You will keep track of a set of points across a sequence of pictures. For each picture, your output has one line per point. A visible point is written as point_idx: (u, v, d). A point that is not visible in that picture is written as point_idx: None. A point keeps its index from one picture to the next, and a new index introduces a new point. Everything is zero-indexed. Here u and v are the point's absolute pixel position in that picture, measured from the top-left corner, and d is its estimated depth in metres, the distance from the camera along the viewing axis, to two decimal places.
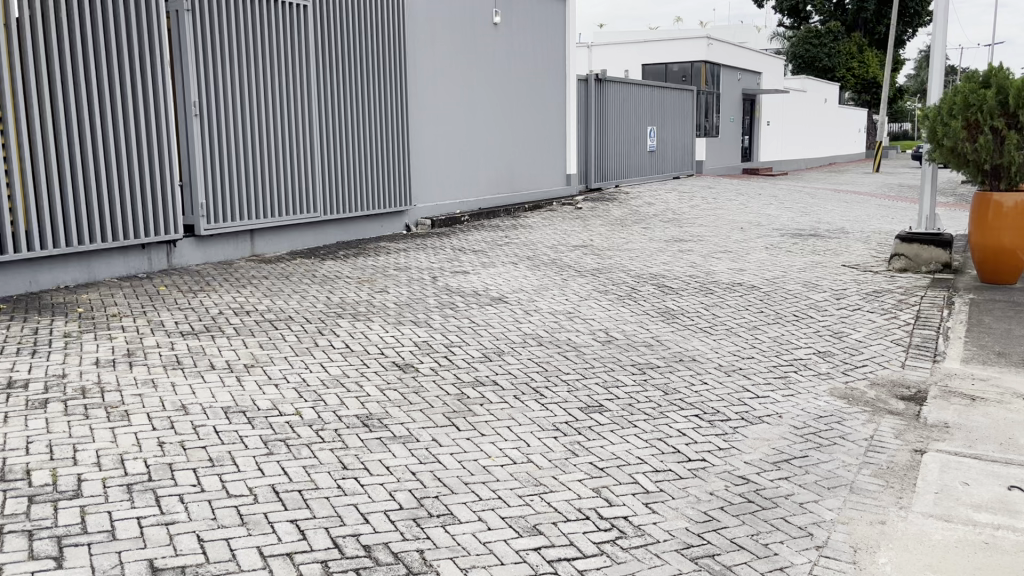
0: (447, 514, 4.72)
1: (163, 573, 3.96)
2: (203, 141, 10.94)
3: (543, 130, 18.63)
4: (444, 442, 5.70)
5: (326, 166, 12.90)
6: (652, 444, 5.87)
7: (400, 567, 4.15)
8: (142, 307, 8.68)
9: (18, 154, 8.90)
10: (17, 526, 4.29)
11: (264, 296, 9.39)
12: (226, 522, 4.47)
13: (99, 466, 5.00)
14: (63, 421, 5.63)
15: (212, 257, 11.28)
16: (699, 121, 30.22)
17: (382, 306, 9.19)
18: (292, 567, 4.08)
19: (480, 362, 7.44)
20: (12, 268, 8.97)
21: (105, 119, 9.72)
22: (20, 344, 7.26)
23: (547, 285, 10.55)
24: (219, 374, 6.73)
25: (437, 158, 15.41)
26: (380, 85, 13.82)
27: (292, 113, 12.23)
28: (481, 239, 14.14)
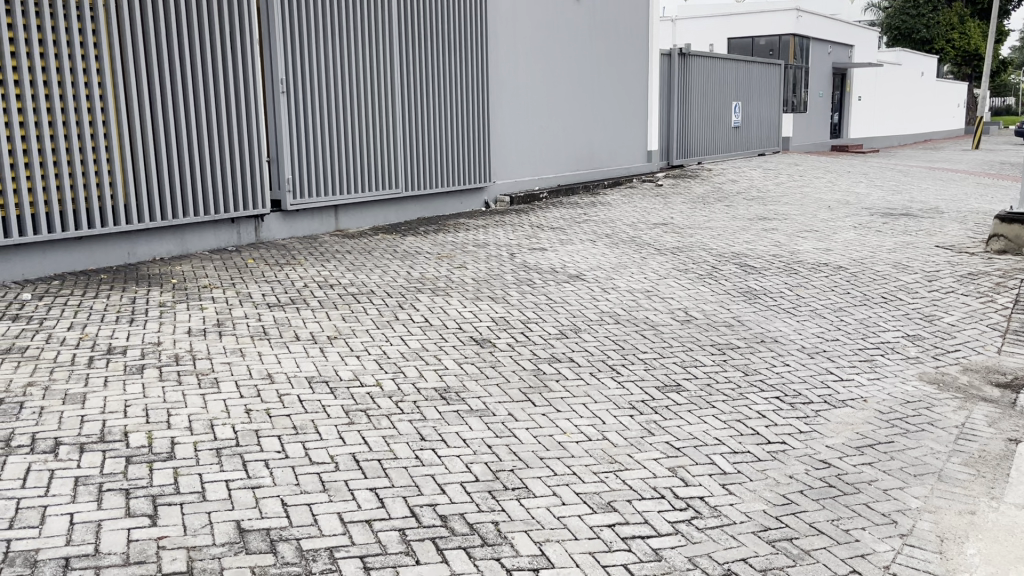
0: (523, 488, 4.76)
1: (250, 535, 4.13)
2: (290, 117, 11.17)
3: (624, 106, 18.42)
4: (520, 417, 5.75)
5: (409, 143, 13.04)
6: (731, 425, 5.79)
7: (475, 538, 4.22)
8: (231, 279, 8.98)
9: (117, 131, 9.33)
10: (116, 485, 4.53)
11: (347, 270, 9.59)
12: (309, 487, 4.62)
13: (191, 431, 5.22)
14: (158, 386, 5.91)
15: (298, 232, 11.58)
16: (786, 97, 29.36)
17: (461, 282, 9.28)
18: (371, 534, 4.19)
19: (556, 338, 7.45)
20: (111, 239, 9.39)
21: (196, 96, 10.06)
22: (119, 313, 7.62)
23: (626, 264, 10.46)
24: (304, 345, 6.93)
25: (517, 134, 15.40)
26: (461, 63, 13.85)
27: (375, 89, 12.38)
28: (560, 216, 14.12)
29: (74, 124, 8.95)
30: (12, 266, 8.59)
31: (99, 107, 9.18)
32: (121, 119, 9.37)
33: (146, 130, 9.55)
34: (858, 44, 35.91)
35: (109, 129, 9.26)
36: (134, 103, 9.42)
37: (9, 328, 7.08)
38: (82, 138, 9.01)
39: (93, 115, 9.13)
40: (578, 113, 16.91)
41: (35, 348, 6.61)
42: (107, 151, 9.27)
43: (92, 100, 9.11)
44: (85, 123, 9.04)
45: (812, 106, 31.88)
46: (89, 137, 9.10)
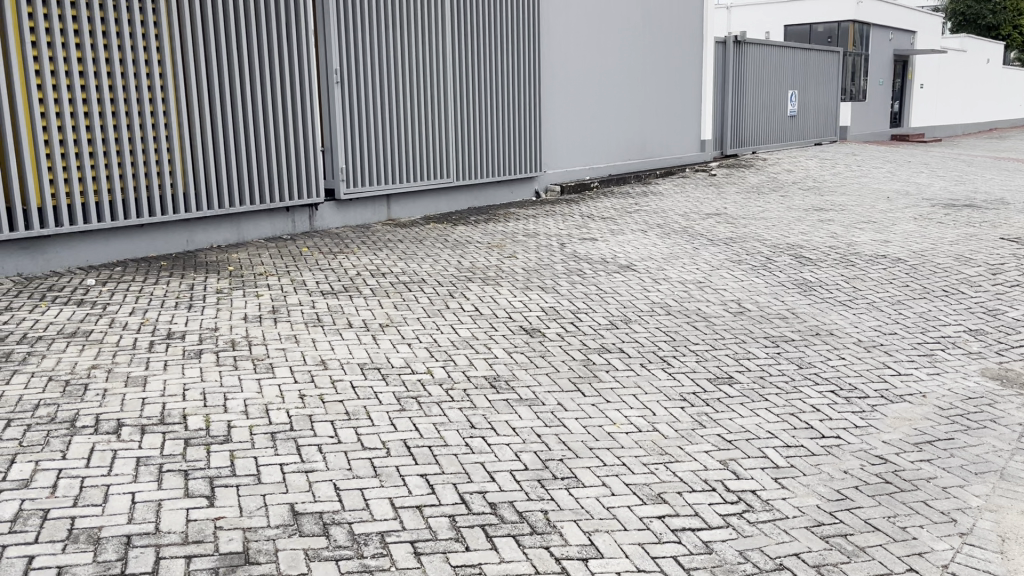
0: (572, 478, 4.76)
1: (303, 518, 4.21)
2: (344, 106, 11.28)
3: (676, 94, 18.19)
4: (570, 407, 5.74)
5: (461, 136, 13.08)
6: (784, 418, 5.70)
7: (524, 526, 4.24)
8: (286, 267, 9.13)
9: (177, 120, 9.57)
10: (175, 466, 4.65)
11: (399, 259, 9.68)
12: (361, 472, 4.68)
13: (247, 415, 5.33)
14: (215, 370, 6.05)
15: (351, 221, 11.72)
16: (844, 85, 28.70)
17: (512, 272, 9.28)
18: (421, 520, 4.24)
19: (607, 329, 7.41)
20: (170, 227, 9.62)
21: (253, 85, 10.22)
22: (178, 299, 7.81)
23: (677, 254, 10.36)
24: (356, 333, 7.02)
25: (569, 125, 15.33)
26: (513, 55, 13.84)
27: (426, 78, 12.44)
28: (611, 206, 14.03)
29: (137, 115, 9.21)
30: (78, 252, 8.87)
31: (160, 98, 9.43)
32: (181, 110, 9.60)
33: (205, 121, 9.78)
34: (920, 30, 34.90)
35: (170, 119, 9.51)
36: (193, 94, 9.65)
37: (75, 312, 7.31)
38: (144, 128, 9.27)
39: (154, 106, 9.39)
40: (631, 105, 16.78)
41: (99, 331, 6.81)
42: (167, 141, 9.51)
43: (153, 91, 9.37)
44: (147, 114, 9.30)
45: (871, 94, 31.12)
46: (151, 127, 9.35)
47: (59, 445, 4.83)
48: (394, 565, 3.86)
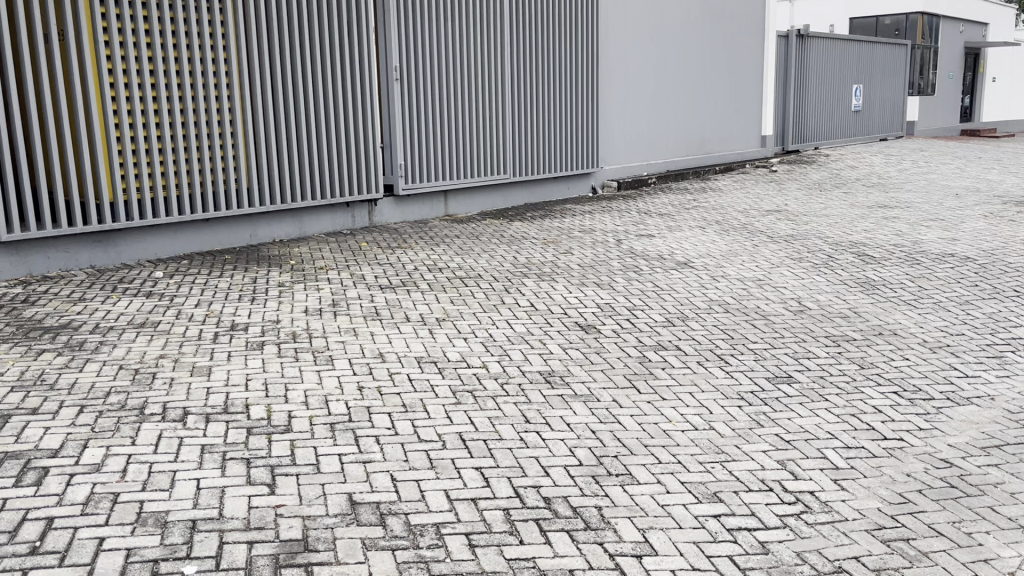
0: (627, 474, 4.75)
1: (360, 507, 4.29)
2: (403, 102, 11.40)
3: (736, 89, 17.92)
4: (625, 403, 5.73)
5: (518, 131, 13.12)
6: (845, 419, 5.59)
7: (579, 522, 4.25)
8: (346, 261, 9.28)
9: (241, 116, 9.79)
10: (237, 454, 4.78)
11: (456, 254, 9.75)
12: (417, 464, 4.75)
13: (307, 406, 5.45)
14: (277, 362, 6.20)
15: (409, 217, 11.85)
16: (912, 79, 27.93)
17: (567, 268, 9.29)
18: (476, 513, 4.28)
19: (663, 326, 7.36)
20: (235, 222, 9.85)
21: (315, 82, 10.39)
22: (242, 291, 8.01)
23: (736, 251, 10.22)
24: (413, 326, 7.10)
25: (626, 121, 15.23)
26: (572, 49, 13.81)
27: (485, 73, 12.49)
28: (669, 202, 13.91)
29: (204, 113, 9.46)
30: (148, 246, 9.15)
31: (226, 96, 9.66)
32: (246, 108, 9.82)
33: (268, 119, 9.98)
34: (993, 21, 33.74)
35: (235, 116, 9.73)
36: (258, 91, 9.86)
37: (144, 303, 7.55)
38: (210, 125, 9.51)
39: (220, 102, 9.62)
40: (689, 101, 16.60)
41: (167, 322, 7.03)
42: (232, 138, 9.74)
43: (219, 88, 9.60)
44: (213, 111, 9.54)
45: (941, 88, 30.20)
46: (216, 124, 9.59)
47: (129, 432, 5.00)
48: (449, 556, 3.91)
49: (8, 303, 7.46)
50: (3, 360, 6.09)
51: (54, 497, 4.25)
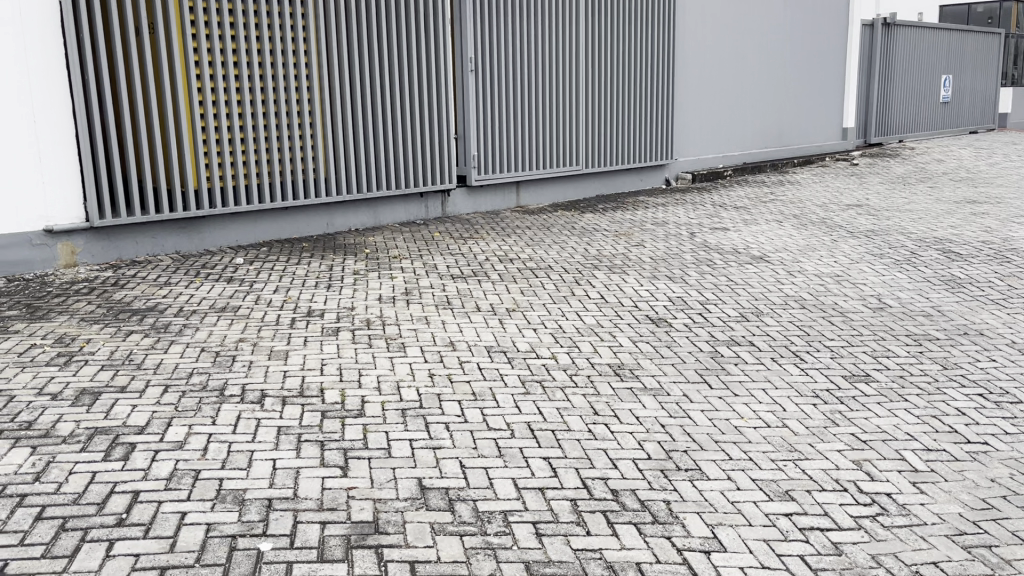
0: (696, 470, 4.70)
1: (430, 492, 4.35)
2: (477, 94, 11.48)
3: (817, 80, 17.45)
4: (696, 398, 5.66)
5: (591, 123, 13.06)
6: (925, 421, 5.42)
7: (646, 515, 4.23)
8: (419, 251, 9.40)
9: (320, 108, 10.00)
10: (312, 436, 4.91)
11: (527, 245, 9.77)
12: (485, 452, 4.79)
13: (379, 391, 5.55)
14: (351, 348, 6.33)
15: (482, 207, 11.93)
16: (1005, 69, 26.74)
17: (639, 260, 9.21)
18: (544, 502, 4.30)
19: (736, 321, 7.24)
20: (312, 211, 10.08)
21: (391, 73, 10.53)
22: (318, 278, 8.19)
23: (814, 246, 9.97)
24: (484, 316, 7.16)
25: (702, 113, 15.00)
26: (648, 39, 13.66)
27: (559, 64, 12.46)
28: (745, 195, 13.66)
29: (284, 104, 9.69)
30: (229, 233, 9.43)
31: (305, 87, 9.87)
32: (325, 105, 10.01)
33: (347, 111, 10.17)
34: None
35: (313, 110, 9.94)
36: (336, 83, 10.05)
37: (225, 288, 7.80)
38: (291, 117, 9.74)
39: (300, 95, 9.85)
40: (768, 92, 16.24)
41: (247, 307, 7.25)
42: (311, 130, 9.95)
43: (299, 80, 9.81)
44: (294, 103, 9.76)
45: None
46: (296, 115, 9.81)
47: (209, 412, 5.18)
48: (516, 544, 3.94)
49: (100, 286, 7.80)
50: (95, 340, 6.37)
51: (140, 472, 4.44)
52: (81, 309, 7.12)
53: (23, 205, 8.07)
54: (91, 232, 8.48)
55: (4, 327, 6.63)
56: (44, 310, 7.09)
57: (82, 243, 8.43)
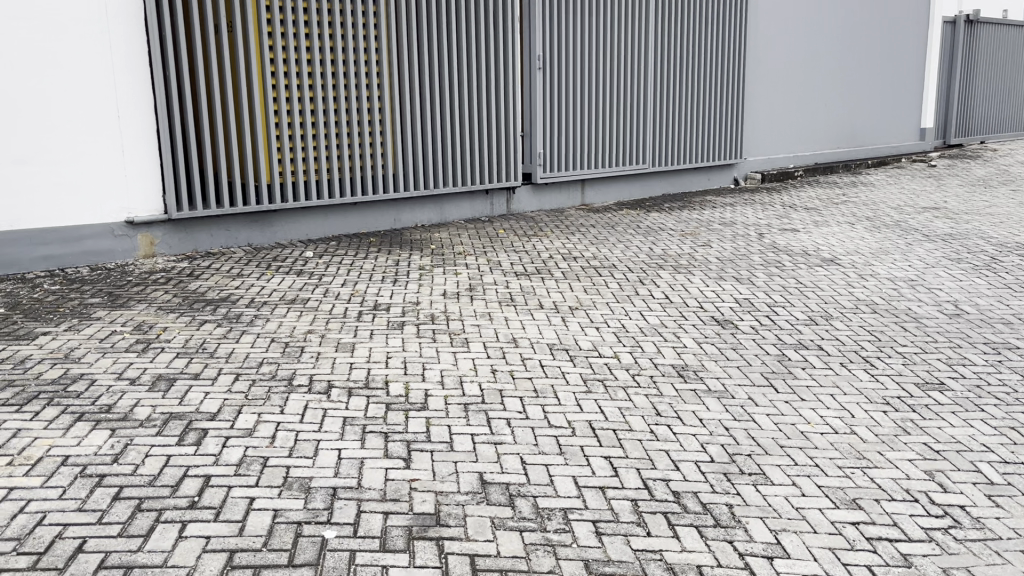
0: (760, 474, 4.64)
1: (491, 487, 4.39)
2: (544, 91, 11.49)
3: (894, 78, 16.95)
4: (761, 402, 5.58)
5: (659, 121, 12.95)
6: (1002, 432, 5.22)
7: (708, 518, 4.19)
8: (483, 248, 9.45)
9: (390, 104, 10.13)
10: (377, 427, 4.99)
11: (591, 244, 9.75)
12: (546, 449, 4.81)
13: (442, 385, 5.62)
14: (416, 342, 6.41)
15: (547, 205, 11.93)
16: None
17: (705, 261, 9.09)
18: (604, 501, 4.30)
19: (805, 325, 7.10)
20: (380, 207, 10.24)
21: (459, 71, 10.61)
22: (384, 273, 8.32)
23: (887, 250, 9.70)
24: (547, 314, 7.17)
25: (774, 112, 14.73)
26: (717, 23, 13.41)
27: (628, 62, 12.37)
28: (816, 196, 13.37)
29: (354, 88, 9.82)
30: (299, 227, 9.64)
31: (376, 84, 10.01)
32: (393, 81, 10.13)
33: (415, 94, 10.25)
34: None
35: (384, 105, 10.09)
36: (405, 68, 10.14)
37: (295, 281, 7.97)
38: (360, 101, 9.86)
39: (371, 91, 9.99)
40: (842, 91, 15.85)
41: (315, 300, 7.40)
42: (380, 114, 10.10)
43: (370, 78, 9.95)
44: (363, 87, 9.90)
45: None
46: (366, 99, 9.95)
47: (278, 401, 5.32)
48: (576, 542, 3.94)
49: (176, 276, 8.06)
50: (171, 328, 6.59)
51: (211, 456, 4.59)
52: (158, 298, 7.37)
53: (105, 196, 8.38)
54: (168, 224, 8.77)
55: (87, 314, 6.90)
56: (123, 298, 7.37)
57: (160, 235, 8.74)
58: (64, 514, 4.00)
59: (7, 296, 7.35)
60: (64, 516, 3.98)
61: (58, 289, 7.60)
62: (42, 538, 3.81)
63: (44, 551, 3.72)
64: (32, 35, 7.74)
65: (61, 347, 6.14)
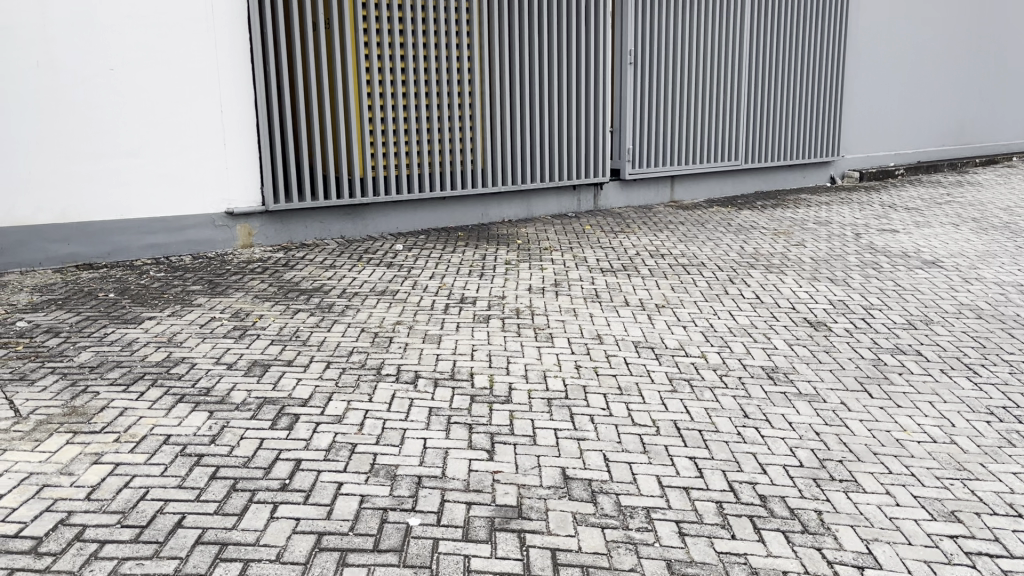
0: (852, 481, 4.49)
1: (573, 483, 4.38)
2: (635, 87, 11.39)
3: (1006, 73, 16.13)
4: (854, 407, 5.40)
5: (753, 117, 12.66)
6: None
7: (796, 524, 4.08)
8: (570, 243, 9.44)
9: (480, 99, 10.21)
10: (461, 419, 5.05)
11: (680, 241, 9.61)
12: (630, 447, 4.77)
13: (526, 379, 5.65)
14: (501, 335, 6.46)
15: (635, 202, 11.83)
16: None
17: (798, 261, 8.84)
18: (687, 502, 4.24)
19: (903, 329, 6.83)
20: (468, 202, 10.34)
21: (549, 67, 10.62)
22: (471, 267, 8.39)
23: (995, 253, 9.22)
24: (632, 311, 7.11)
25: (874, 109, 14.21)
26: (818, 17, 13.02)
27: (722, 57, 12.14)
28: (918, 196, 12.82)
29: (446, 83, 9.93)
30: (390, 220, 9.83)
31: (467, 79, 10.09)
32: (484, 75, 10.20)
33: (505, 88, 10.31)
34: None
35: (474, 102, 10.18)
36: (496, 62, 10.22)
37: (384, 273, 8.13)
38: (451, 96, 9.97)
39: (461, 86, 10.08)
40: (946, 87, 15.15)
41: (404, 292, 7.54)
42: (470, 108, 10.18)
43: (461, 73, 10.04)
44: (455, 82, 9.99)
45: None
46: (458, 94, 10.04)
47: (367, 389, 5.45)
48: (658, 541, 3.91)
49: (272, 266, 8.34)
50: (266, 316, 6.83)
51: (302, 441, 4.74)
52: (254, 287, 7.64)
53: (207, 189, 8.72)
54: (266, 215, 9.08)
55: (188, 301, 7.21)
56: (222, 286, 7.66)
57: (258, 226, 9.05)
58: (164, 490, 4.19)
59: (116, 282, 7.74)
60: (165, 492, 4.17)
61: (162, 276, 7.96)
62: (145, 513, 4.00)
63: (146, 525, 3.90)
64: (144, 34, 8.12)
65: (165, 331, 6.44)
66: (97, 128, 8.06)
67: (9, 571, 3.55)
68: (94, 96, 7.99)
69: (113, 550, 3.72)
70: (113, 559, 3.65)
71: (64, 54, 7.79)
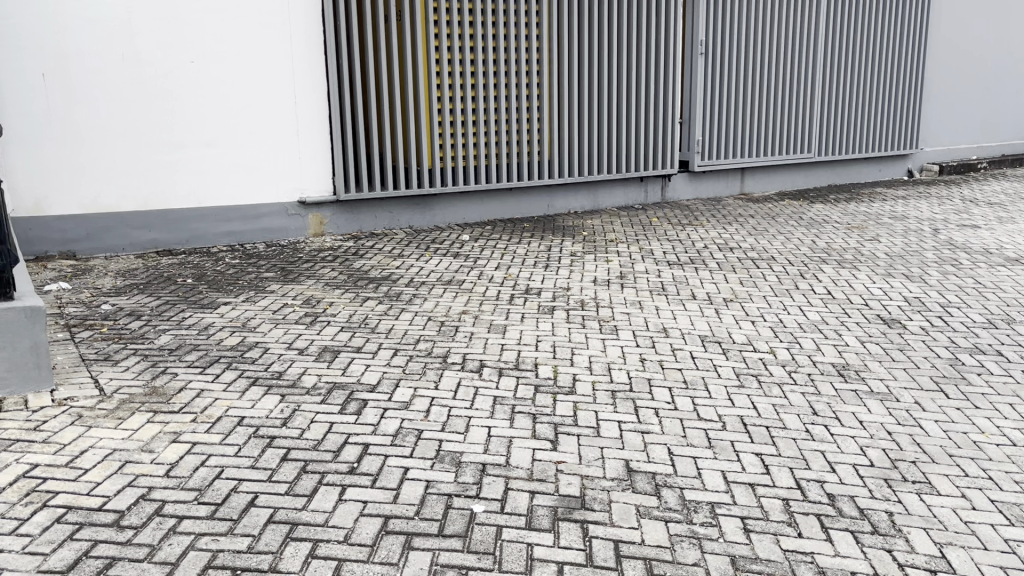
0: (925, 483, 4.38)
1: (636, 475, 4.38)
2: (706, 79, 11.23)
3: None
4: (929, 407, 5.26)
5: (827, 109, 12.35)
6: None
7: (865, 524, 4.00)
8: (636, 235, 9.38)
9: (548, 90, 10.20)
10: (525, 408, 5.09)
11: (749, 235, 9.46)
12: (695, 441, 4.74)
13: (591, 371, 5.65)
14: (566, 326, 6.47)
15: (704, 194, 11.69)
16: None
17: (872, 256, 8.61)
18: (753, 498, 4.19)
19: (982, 328, 6.60)
20: (534, 193, 10.37)
21: (618, 58, 10.54)
22: (536, 258, 8.42)
23: None
24: (699, 304, 7.04)
25: (956, 100, 13.73)
26: (897, 5, 12.63)
27: (796, 47, 11.86)
28: (1002, 190, 12.34)
29: (514, 75, 9.94)
30: (457, 210, 9.93)
31: (535, 71, 10.08)
32: (552, 67, 10.17)
33: (574, 80, 10.27)
34: None
35: (542, 93, 10.17)
36: (564, 54, 10.18)
37: (451, 263, 8.22)
38: (520, 88, 9.99)
39: (530, 78, 10.08)
40: None
41: (470, 282, 7.61)
42: (538, 100, 10.18)
43: (530, 65, 10.04)
44: (524, 74, 10.00)
45: None
46: (526, 86, 10.06)
47: (433, 376, 5.53)
48: (722, 537, 3.88)
49: (342, 254, 8.51)
50: (336, 303, 6.97)
51: (370, 426, 4.84)
52: (325, 275, 7.81)
53: (281, 178, 8.93)
54: (337, 204, 9.27)
55: (261, 287, 7.41)
56: (294, 274, 7.85)
57: (329, 215, 9.25)
58: (238, 470, 4.34)
59: (193, 268, 8.00)
60: (239, 472, 4.32)
61: (237, 263, 8.19)
62: (220, 491, 4.15)
63: (221, 503, 4.05)
64: (221, 28, 8.35)
65: (239, 316, 6.64)
66: (176, 119, 8.32)
67: (94, 542, 3.72)
68: (173, 88, 8.25)
69: (190, 525, 3.86)
70: (190, 534, 3.80)
71: (146, 48, 8.07)
